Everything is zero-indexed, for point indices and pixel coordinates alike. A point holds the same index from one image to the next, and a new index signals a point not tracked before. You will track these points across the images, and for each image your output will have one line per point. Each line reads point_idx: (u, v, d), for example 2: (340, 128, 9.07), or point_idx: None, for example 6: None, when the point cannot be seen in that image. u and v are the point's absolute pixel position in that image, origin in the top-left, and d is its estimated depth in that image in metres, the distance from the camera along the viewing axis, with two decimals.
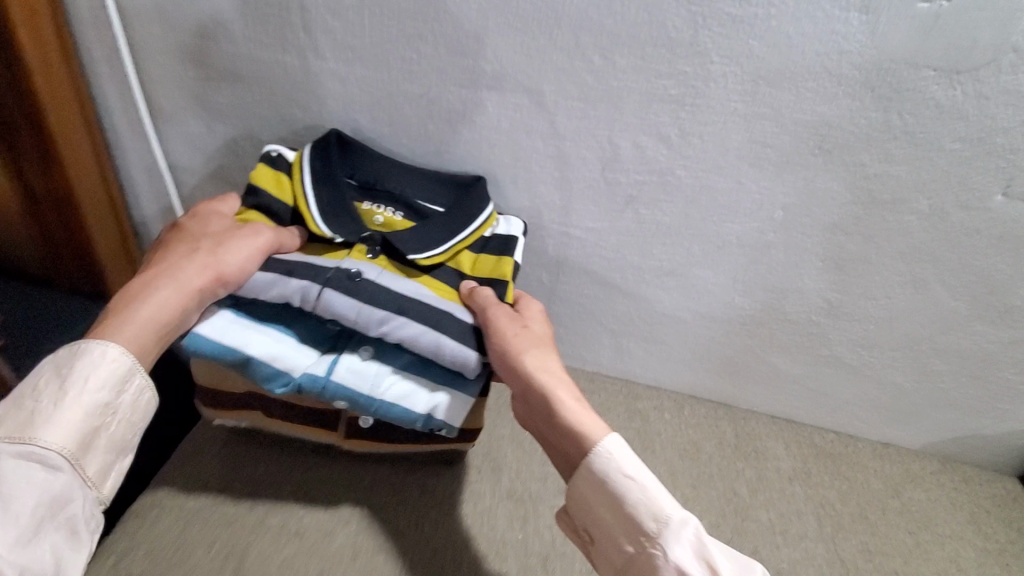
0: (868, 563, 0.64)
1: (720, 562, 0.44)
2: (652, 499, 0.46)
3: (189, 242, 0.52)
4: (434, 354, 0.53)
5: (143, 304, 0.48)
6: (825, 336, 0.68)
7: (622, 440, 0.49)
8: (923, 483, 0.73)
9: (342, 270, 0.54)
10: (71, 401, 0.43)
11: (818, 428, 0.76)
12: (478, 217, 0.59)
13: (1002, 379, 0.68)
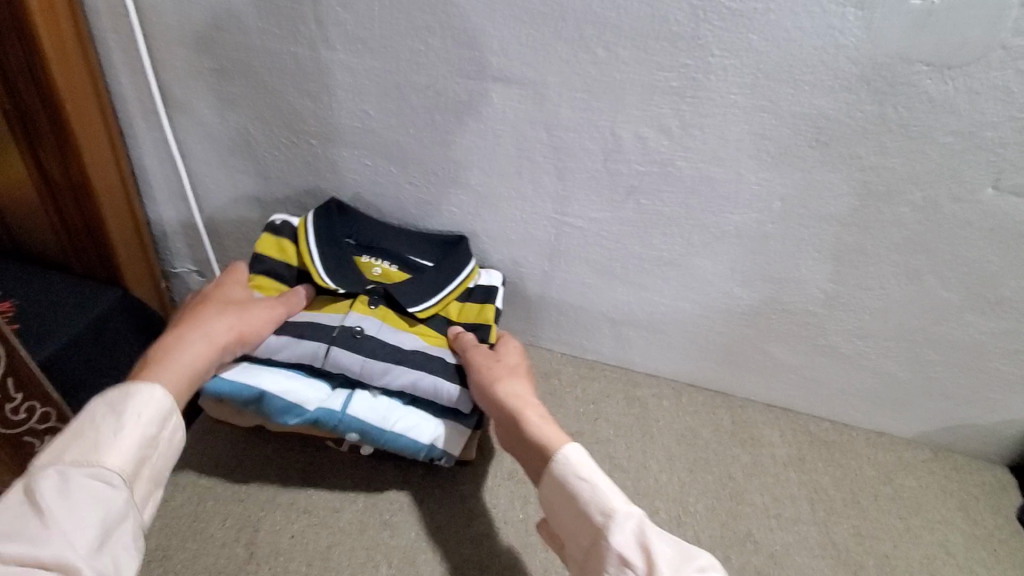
0: (859, 546, 0.66)
1: (660, 552, 0.43)
2: (598, 494, 0.47)
3: (213, 301, 0.56)
4: (434, 396, 0.59)
5: (179, 353, 0.50)
6: (820, 325, 0.70)
7: (573, 444, 0.51)
8: (914, 470, 0.75)
9: (347, 326, 0.60)
10: (126, 429, 0.44)
11: (813, 416, 0.78)
12: (464, 270, 0.64)
13: (993, 370, 0.70)
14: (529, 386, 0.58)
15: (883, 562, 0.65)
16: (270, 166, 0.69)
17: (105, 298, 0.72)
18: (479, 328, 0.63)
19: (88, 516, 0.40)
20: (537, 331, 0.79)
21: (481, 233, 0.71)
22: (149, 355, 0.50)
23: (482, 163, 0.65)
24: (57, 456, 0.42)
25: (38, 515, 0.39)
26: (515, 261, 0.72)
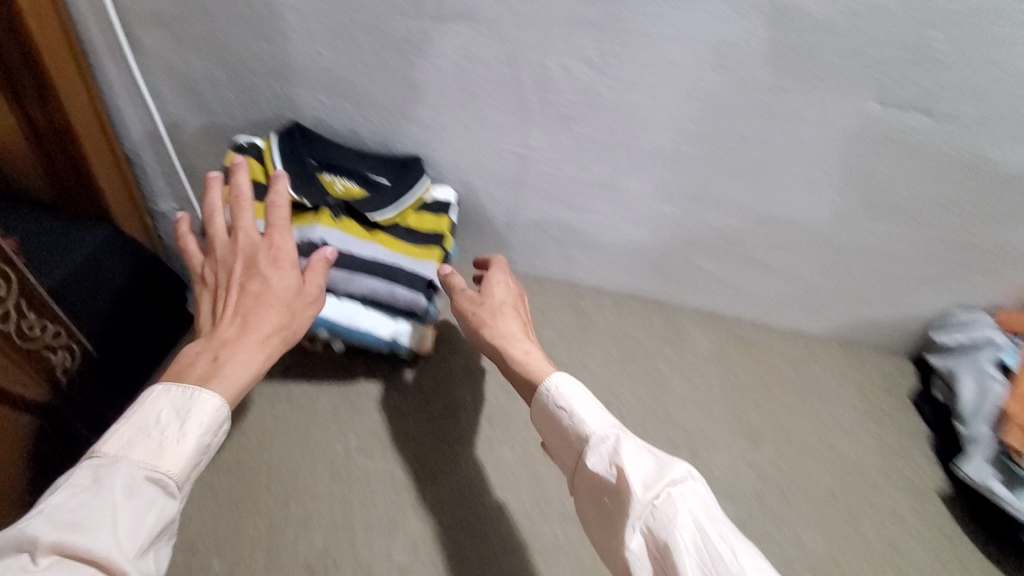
0: (762, 421, 0.77)
1: (630, 467, 0.45)
2: (578, 420, 0.51)
3: (266, 293, 0.55)
4: (392, 300, 0.67)
5: (238, 361, 0.51)
6: (737, 236, 0.79)
7: (558, 374, 0.54)
8: (821, 360, 0.86)
9: (311, 240, 0.66)
10: (185, 438, 0.45)
11: (736, 318, 0.89)
12: (418, 185, 0.72)
13: (890, 272, 0.79)
14: (517, 320, 0.63)
15: (783, 433, 0.76)
16: (236, 106, 0.76)
17: (99, 232, 0.80)
18: (436, 237, 0.72)
19: (140, 525, 0.41)
20: (491, 253, 0.88)
21: (432, 162, 0.78)
22: (210, 357, 0.51)
23: (428, 97, 0.71)
24: (126, 449, 0.43)
25: (98, 509, 0.40)
26: (466, 187, 0.80)
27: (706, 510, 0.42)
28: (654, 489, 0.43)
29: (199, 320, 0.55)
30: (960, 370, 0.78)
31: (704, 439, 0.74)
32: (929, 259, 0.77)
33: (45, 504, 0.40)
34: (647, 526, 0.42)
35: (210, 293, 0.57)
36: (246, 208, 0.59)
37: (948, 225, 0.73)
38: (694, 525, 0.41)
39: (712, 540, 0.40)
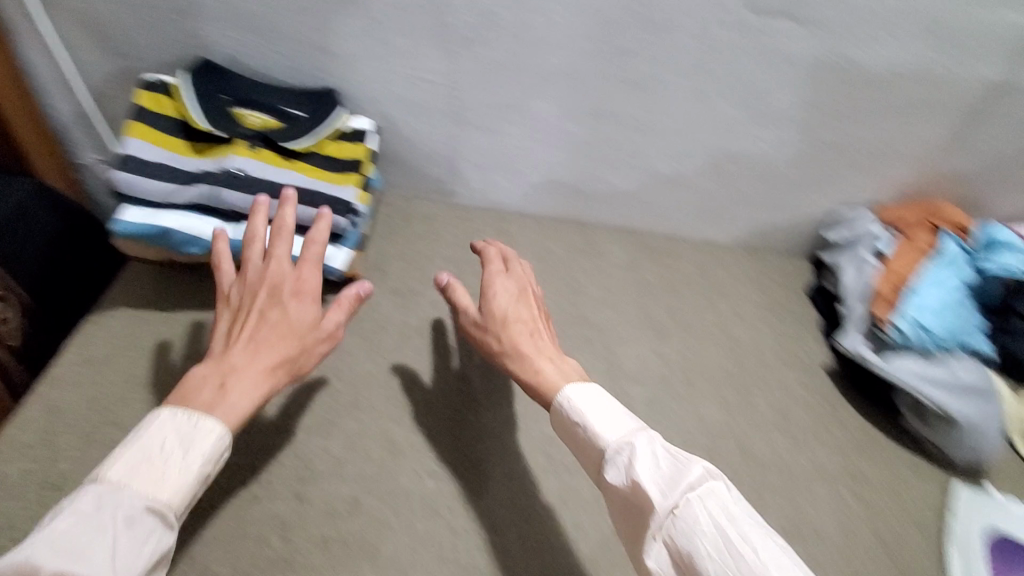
0: (669, 320, 0.86)
1: (647, 480, 0.50)
2: (592, 433, 0.55)
3: (284, 325, 0.58)
4: (313, 223, 0.71)
5: (243, 389, 0.54)
6: (641, 151, 0.85)
7: (567, 394, 0.59)
8: (725, 264, 0.95)
9: (228, 169, 0.70)
10: (188, 469, 0.48)
11: (650, 231, 0.97)
12: (332, 115, 0.76)
13: (782, 176, 0.87)
14: (522, 340, 0.66)
15: (686, 328, 0.85)
16: (143, 45, 0.77)
17: (19, 182, 0.81)
18: (353, 164, 0.76)
19: (136, 558, 0.43)
20: (417, 184, 0.92)
21: (348, 95, 0.81)
22: (218, 381, 0.53)
23: (334, 28, 0.74)
24: (129, 477, 0.45)
25: (99, 538, 0.42)
26: (384, 118, 0.84)
27: (725, 512, 0.46)
28: (674, 496, 0.48)
29: (217, 337, 0.59)
30: (843, 262, 0.86)
31: (616, 337, 0.82)
32: (815, 160, 0.85)
33: (48, 531, 0.42)
34: (671, 539, 0.47)
35: (226, 313, 0.60)
36: (281, 240, 0.63)
37: (827, 126, 0.81)
38: (716, 531, 0.45)
39: (733, 540, 0.45)
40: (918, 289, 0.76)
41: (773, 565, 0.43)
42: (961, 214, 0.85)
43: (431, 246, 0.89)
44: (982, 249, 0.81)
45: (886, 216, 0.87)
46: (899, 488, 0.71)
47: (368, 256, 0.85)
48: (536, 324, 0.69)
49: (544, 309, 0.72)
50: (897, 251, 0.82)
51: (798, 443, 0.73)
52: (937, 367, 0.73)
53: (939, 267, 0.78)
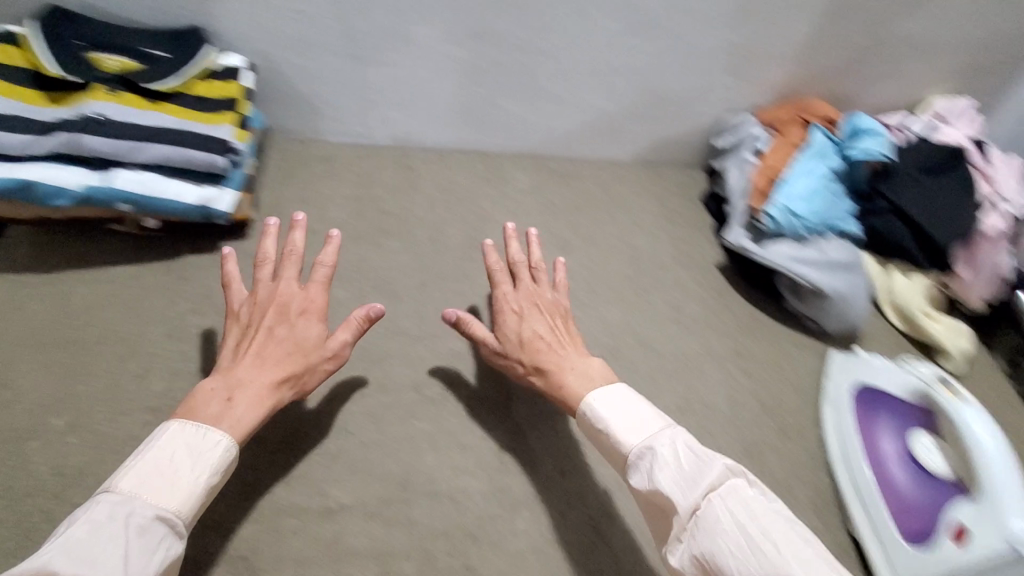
0: (570, 235, 0.89)
1: (668, 484, 0.50)
2: (617, 440, 0.55)
3: (290, 341, 0.60)
4: (189, 163, 0.70)
5: (249, 402, 0.55)
6: (529, 71, 0.86)
7: (589, 408, 0.58)
8: (626, 180, 0.99)
9: (88, 116, 0.67)
10: (197, 478, 0.49)
11: (552, 155, 0.99)
12: (197, 55, 0.73)
13: (669, 87, 0.90)
14: (547, 358, 0.64)
15: (587, 241, 0.89)
16: None
17: None
18: (227, 103, 0.74)
19: (146, 564, 0.44)
20: (311, 124, 0.90)
21: (218, 33, 0.78)
22: (227, 394, 0.55)
23: None
24: (142, 486, 0.47)
25: (113, 544, 0.43)
26: (262, 57, 0.81)
27: (745, 509, 0.47)
28: (694, 498, 0.49)
29: (226, 352, 0.60)
30: (729, 164, 0.91)
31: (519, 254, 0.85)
32: (697, 69, 0.88)
33: (64, 536, 0.43)
34: (695, 546, 0.47)
35: (235, 330, 0.62)
36: (290, 263, 0.66)
37: (704, 31, 0.84)
38: (741, 534, 0.46)
39: (756, 539, 0.45)
40: (790, 179, 0.81)
41: (797, 563, 0.44)
42: (830, 109, 0.91)
43: (331, 184, 0.88)
44: (848, 137, 0.87)
45: (766, 116, 0.93)
46: (781, 359, 0.78)
47: (265, 201, 0.84)
48: (558, 336, 0.66)
49: (565, 316, 0.69)
50: (774, 147, 0.87)
51: (691, 331, 0.79)
52: (810, 249, 0.79)
53: (809, 158, 0.84)
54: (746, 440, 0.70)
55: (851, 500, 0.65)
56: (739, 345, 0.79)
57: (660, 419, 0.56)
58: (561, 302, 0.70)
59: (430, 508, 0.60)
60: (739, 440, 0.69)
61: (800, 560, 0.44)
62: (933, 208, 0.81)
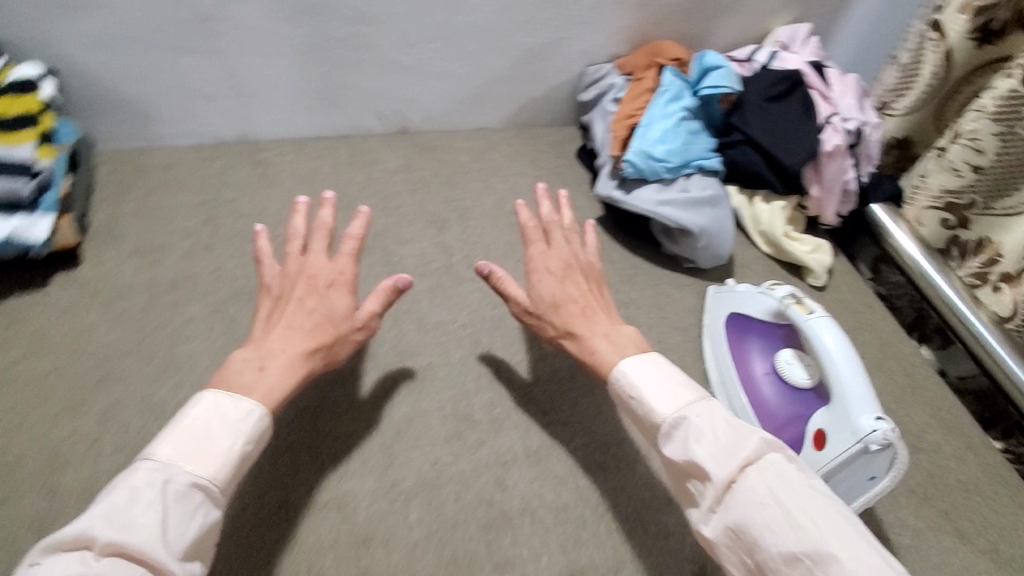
0: (445, 208, 0.87)
1: (704, 454, 0.50)
2: (653, 408, 0.55)
3: (320, 312, 0.58)
4: None
5: (278, 372, 0.53)
6: (373, 44, 0.82)
7: (623, 369, 0.57)
8: (499, 146, 0.97)
9: None
10: (230, 447, 0.47)
11: (421, 130, 0.96)
12: None
13: (521, 43, 0.88)
14: (583, 311, 0.63)
15: (463, 212, 0.87)
16: None
17: None
18: (25, 120, 0.67)
19: (185, 530, 0.42)
20: (143, 128, 0.82)
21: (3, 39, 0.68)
22: (259, 363, 0.53)
23: None
24: (176, 452, 0.45)
25: (151, 508, 0.41)
26: (66, 60, 0.72)
27: (784, 483, 0.47)
28: (731, 469, 0.49)
29: (256, 320, 0.59)
30: (593, 118, 0.93)
31: (393, 237, 0.82)
32: (546, 21, 0.87)
33: (103, 501, 0.41)
34: (732, 517, 0.48)
35: (267, 298, 0.60)
36: (320, 236, 0.63)
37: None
38: (786, 509, 0.46)
39: (797, 515, 0.46)
40: (646, 123, 0.83)
41: (840, 539, 0.44)
42: (680, 51, 0.92)
43: (176, 191, 0.80)
44: (698, 76, 0.89)
45: (622, 66, 0.93)
46: (661, 301, 0.80)
47: (100, 221, 0.76)
48: (592, 299, 0.65)
49: (593, 279, 0.67)
50: (629, 94, 0.89)
51: None
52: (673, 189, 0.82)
53: (661, 101, 0.86)
54: None
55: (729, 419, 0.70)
56: (621, 293, 0.80)
57: (696, 389, 0.56)
58: (589, 258, 0.69)
59: (314, 516, 0.58)
60: None
61: (842, 536, 0.44)
62: (780, 136, 0.85)
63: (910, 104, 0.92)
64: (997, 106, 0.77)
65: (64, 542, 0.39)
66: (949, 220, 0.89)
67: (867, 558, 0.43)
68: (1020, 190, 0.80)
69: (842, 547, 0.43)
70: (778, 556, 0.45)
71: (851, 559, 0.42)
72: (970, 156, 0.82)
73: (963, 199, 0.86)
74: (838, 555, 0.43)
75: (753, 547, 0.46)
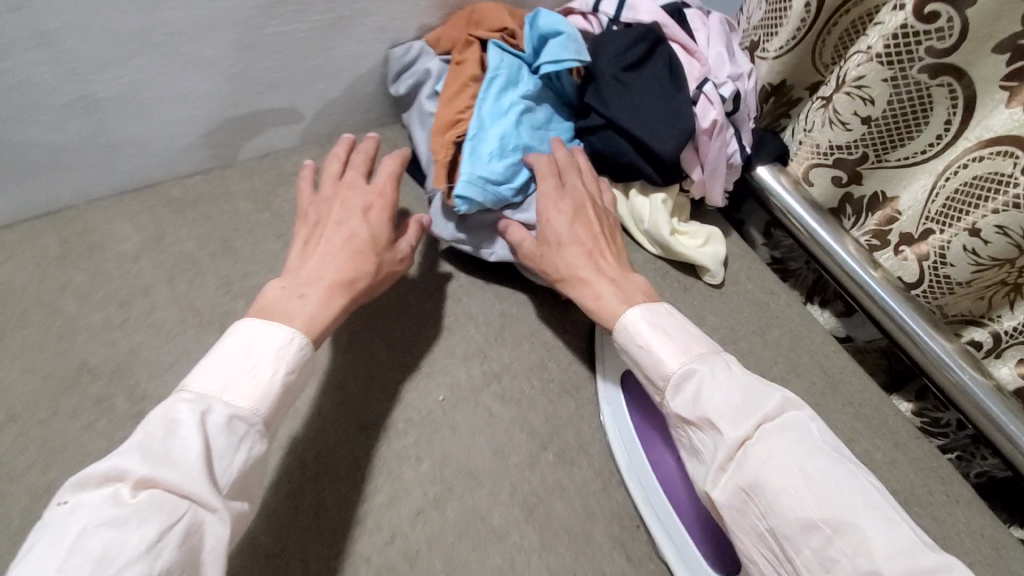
0: (225, 296, 0.61)
1: (720, 412, 0.52)
2: (659, 361, 0.56)
3: (358, 238, 0.59)
4: None
5: (320, 299, 0.55)
6: (28, 81, 0.52)
7: (631, 314, 0.58)
8: (296, 177, 0.71)
9: None
10: (269, 380, 0.48)
11: (173, 178, 0.67)
12: None
13: (277, 35, 0.62)
14: (587, 259, 0.62)
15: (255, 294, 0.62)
16: None
17: None
18: None
19: (227, 461, 0.43)
20: None
21: None
22: (300, 292, 0.55)
23: None
24: (211, 388, 0.46)
25: (184, 441, 0.42)
26: None
27: (801, 446, 0.50)
28: (748, 429, 0.50)
29: (294, 249, 0.60)
30: (410, 122, 0.72)
31: (149, 365, 0.56)
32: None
33: (138, 436, 0.42)
34: (745, 478, 0.49)
35: (303, 230, 0.61)
36: (359, 165, 0.65)
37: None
38: (812, 478, 0.48)
39: (818, 481, 0.48)
40: (475, 133, 0.64)
41: (869, 512, 0.46)
42: (507, 14, 0.70)
43: None
44: (535, 47, 0.68)
45: (437, 43, 0.70)
46: (542, 360, 0.65)
47: None
48: (600, 243, 0.64)
49: (603, 225, 0.65)
50: (449, 90, 0.67)
51: (427, 374, 0.61)
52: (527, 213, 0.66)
53: (490, 95, 0.66)
54: (525, 495, 0.56)
55: (657, 535, 0.57)
56: (492, 365, 0.63)
57: (705, 343, 0.57)
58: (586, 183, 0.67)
59: None
60: (517, 499, 0.56)
61: (870, 509, 0.46)
62: (646, 116, 0.67)
63: (783, 44, 0.76)
64: (886, 45, 0.62)
65: (97, 478, 0.40)
66: (840, 177, 0.76)
67: (896, 530, 0.45)
68: (914, 139, 0.67)
69: (868, 519, 0.45)
70: (798, 522, 0.46)
71: (876, 533, 0.45)
72: (859, 106, 0.68)
73: (853, 154, 0.72)
74: (863, 527, 0.45)
75: (771, 511, 0.47)
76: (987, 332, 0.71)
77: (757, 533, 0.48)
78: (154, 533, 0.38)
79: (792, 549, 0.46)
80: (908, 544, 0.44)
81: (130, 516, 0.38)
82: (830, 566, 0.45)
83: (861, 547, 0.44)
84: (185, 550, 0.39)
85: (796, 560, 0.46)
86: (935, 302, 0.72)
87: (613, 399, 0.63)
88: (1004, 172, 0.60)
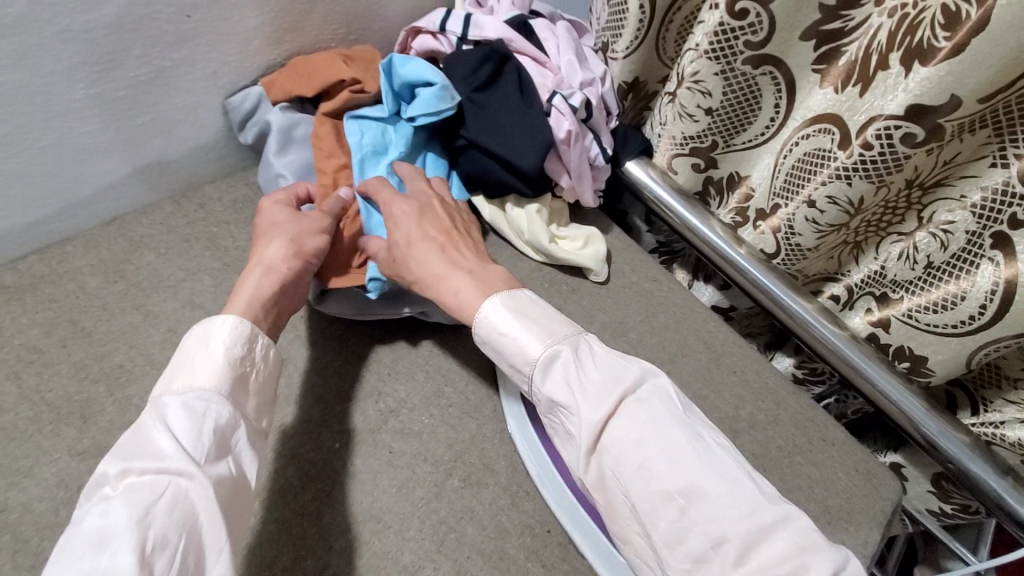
0: (82, 383, 0.60)
1: (587, 388, 0.53)
2: (523, 348, 0.55)
3: (265, 232, 0.62)
4: None
5: (247, 281, 0.58)
6: None
7: (482, 313, 0.57)
8: (153, 242, 0.71)
9: None
10: (220, 352, 0.51)
11: (11, 265, 0.67)
12: None
13: (89, 98, 0.61)
14: (440, 255, 0.62)
15: (117, 375, 0.61)
16: None
17: None
18: None
19: (198, 432, 0.46)
20: None
21: None
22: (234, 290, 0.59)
23: None
24: (167, 387, 0.49)
25: (151, 432, 0.45)
26: None
27: (657, 413, 0.52)
28: (610, 401, 0.52)
29: None
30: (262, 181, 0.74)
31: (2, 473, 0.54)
32: (104, 59, 0.60)
33: (117, 447, 0.46)
34: (608, 459, 0.51)
35: None
36: None
37: (41, 12, 0.53)
38: (667, 448, 0.50)
39: (662, 458, 0.49)
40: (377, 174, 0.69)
41: (716, 479, 0.48)
42: (341, 62, 0.74)
43: None
44: (399, 91, 0.70)
45: (270, 90, 0.72)
46: (437, 387, 0.65)
47: None
48: (455, 240, 0.64)
49: (455, 222, 0.66)
50: (320, 140, 0.70)
51: (320, 425, 0.61)
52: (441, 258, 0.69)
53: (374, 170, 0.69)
54: (434, 526, 0.57)
55: (566, 526, 0.59)
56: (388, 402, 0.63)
57: (568, 326, 0.58)
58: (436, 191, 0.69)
59: None
60: (426, 532, 0.56)
61: (717, 473, 0.49)
62: (505, 133, 0.69)
63: (628, 44, 0.78)
64: (710, 42, 0.66)
65: (90, 488, 0.43)
66: (698, 164, 0.80)
67: (740, 491, 0.48)
68: (753, 123, 0.73)
69: (713, 483, 0.48)
70: (655, 494, 0.48)
71: (720, 495, 0.47)
72: (699, 99, 0.72)
73: (704, 143, 0.77)
74: (709, 492, 0.47)
75: (633, 484, 0.49)
76: (842, 286, 0.78)
77: (624, 506, 0.50)
78: (142, 507, 0.41)
79: (649, 524, 0.48)
80: (753, 504, 0.47)
81: (113, 503, 0.41)
82: (683, 537, 0.47)
83: (709, 512, 0.47)
84: (180, 517, 0.42)
85: (654, 535, 0.48)
86: (793, 268, 0.77)
87: (514, 409, 0.64)
88: (826, 148, 0.65)
